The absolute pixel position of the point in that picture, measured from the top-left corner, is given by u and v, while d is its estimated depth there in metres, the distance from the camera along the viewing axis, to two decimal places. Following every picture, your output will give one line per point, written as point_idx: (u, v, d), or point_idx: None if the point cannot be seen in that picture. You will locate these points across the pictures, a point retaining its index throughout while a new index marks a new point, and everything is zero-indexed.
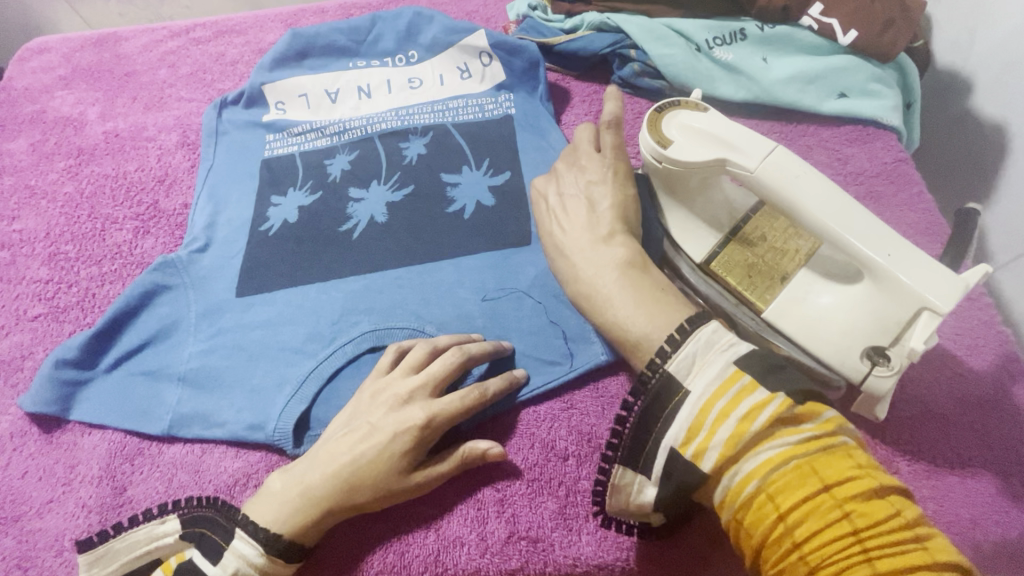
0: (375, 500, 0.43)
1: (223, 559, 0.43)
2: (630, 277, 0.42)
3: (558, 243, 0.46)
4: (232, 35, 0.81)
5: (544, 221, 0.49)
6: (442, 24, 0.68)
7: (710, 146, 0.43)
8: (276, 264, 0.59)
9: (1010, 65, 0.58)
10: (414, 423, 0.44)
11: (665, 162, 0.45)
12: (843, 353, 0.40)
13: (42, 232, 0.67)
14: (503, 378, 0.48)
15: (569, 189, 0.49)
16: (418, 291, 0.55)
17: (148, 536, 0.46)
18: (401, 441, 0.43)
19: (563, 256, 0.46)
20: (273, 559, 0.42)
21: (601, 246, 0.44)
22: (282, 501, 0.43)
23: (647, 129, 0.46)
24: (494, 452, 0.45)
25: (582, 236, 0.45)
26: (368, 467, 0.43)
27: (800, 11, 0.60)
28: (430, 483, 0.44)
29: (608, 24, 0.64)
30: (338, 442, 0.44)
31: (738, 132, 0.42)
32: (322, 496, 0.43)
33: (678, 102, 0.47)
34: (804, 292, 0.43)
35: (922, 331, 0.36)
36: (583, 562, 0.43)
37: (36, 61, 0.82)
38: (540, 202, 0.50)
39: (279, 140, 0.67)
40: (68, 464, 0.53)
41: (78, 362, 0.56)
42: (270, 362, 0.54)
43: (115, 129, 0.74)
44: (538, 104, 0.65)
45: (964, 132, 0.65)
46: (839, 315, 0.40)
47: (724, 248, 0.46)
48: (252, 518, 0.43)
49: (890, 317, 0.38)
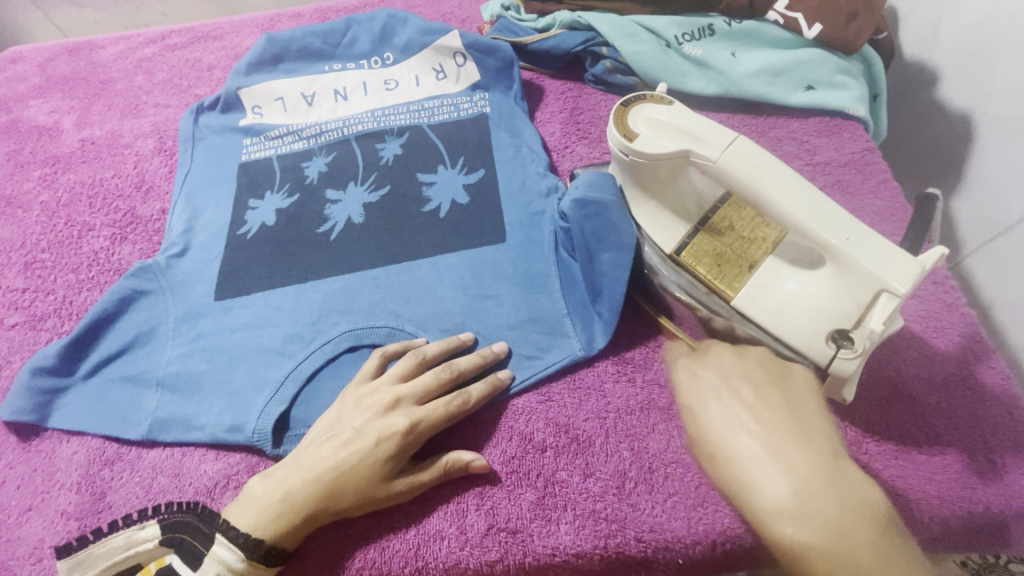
0: (357, 505, 0.43)
1: (202, 565, 0.43)
2: (879, 535, 0.33)
3: (751, 474, 0.35)
4: (208, 40, 0.81)
5: (708, 428, 0.38)
6: (416, 26, 0.69)
7: (674, 142, 0.44)
8: (255, 267, 0.59)
9: (973, 55, 0.60)
10: (399, 428, 0.44)
11: (632, 155, 0.46)
12: (809, 337, 0.41)
13: (18, 241, 0.66)
14: (488, 386, 0.48)
15: (744, 374, 0.39)
16: (397, 290, 0.55)
17: (127, 541, 0.46)
18: (383, 445, 0.44)
19: (763, 496, 0.35)
20: (253, 563, 0.42)
21: (837, 483, 0.34)
22: (261, 505, 0.43)
23: (614, 124, 0.47)
24: (478, 463, 0.46)
25: (804, 469, 0.34)
26: (349, 470, 0.43)
27: (765, 7, 0.61)
28: (410, 490, 0.44)
29: (580, 23, 0.65)
30: (320, 446, 0.45)
31: (702, 123, 0.43)
32: (303, 500, 0.43)
33: (644, 94, 0.48)
34: (771, 279, 0.44)
35: (881, 313, 0.37)
36: (561, 551, 0.44)
37: (10, 71, 0.82)
38: (694, 401, 0.40)
39: (256, 144, 0.67)
40: (47, 472, 0.53)
41: (56, 369, 0.56)
42: (250, 365, 0.54)
43: (91, 137, 0.73)
44: (512, 103, 0.66)
45: (931, 121, 0.66)
46: (805, 300, 0.42)
47: (693, 238, 0.47)
48: (232, 523, 0.43)
49: (852, 300, 0.39)
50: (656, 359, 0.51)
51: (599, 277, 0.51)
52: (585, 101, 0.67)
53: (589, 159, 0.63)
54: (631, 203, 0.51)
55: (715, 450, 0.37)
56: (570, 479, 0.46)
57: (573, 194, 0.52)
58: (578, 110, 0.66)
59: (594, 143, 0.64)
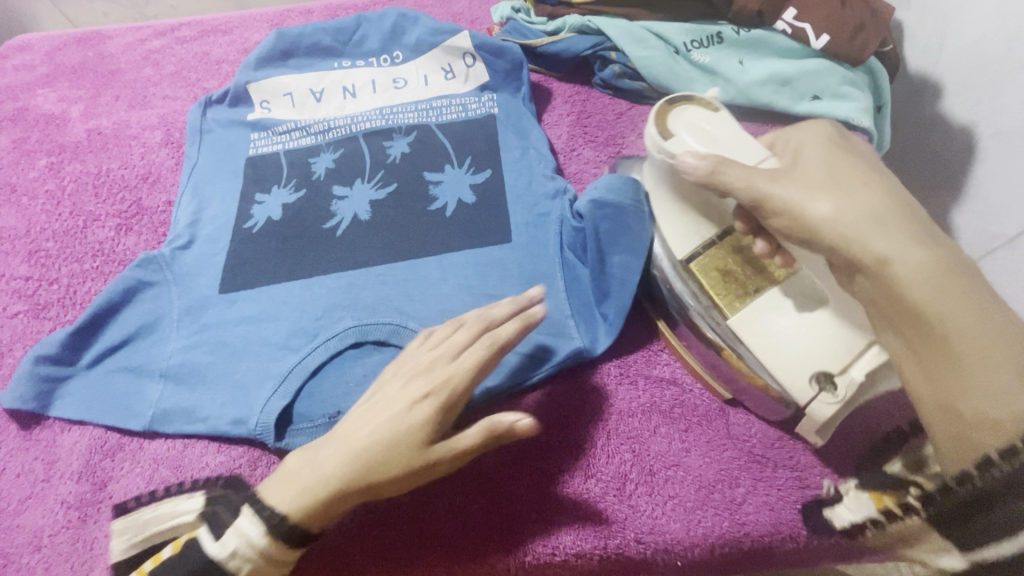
0: (394, 478, 0.40)
1: (224, 537, 0.41)
2: (967, 277, 0.35)
3: (848, 224, 0.38)
4: (217, 34, 0.81)
5: (817, 190, 0.40)
6: (426, 26, 0.69)
7: (706, 146, 0.46)
8: (260, 260, 0.59)
9: (975, 72, 0.60)
10: (440, 390, 0.42)
11: (665, 152, 0.47)
12: (795, 375, 0.42)
13: (22, 229, 0.66)
14: (519, 323, 0.45)
15: (835, 155, 0.42)
16: (402, 288, 0.56)
17: (170, 511, 0.47)
18: (423, 407, 0.41)
19: (873, 236, 0.37)
20: (275, 540, 0.40)
21: (927, 241, 0.37)
22: (293, 482, 0.41)
23: (653, 120, 0.48)
24: (521, 423, 0.40)
25: (922, 228, 0.37)
26: (380, 441, 0.40)
27: (774, 16, 0.62)
28: (450, 460, 0.40)
29: (590, 27, 0.66)
30: (358, 415, 0.42)
31: (736, 138, 0.46)
32: (333, 475, 0.40)
33: (691, 98, 0.49)
34: (772, 309, 0.44)
35: (868, 364, 0.41)
36: (561, 550, 0.44)
37: (17, 59, 0.81)
38: (805, 161, 0.42)
39: (264, 139, 0.67)
40: (47, 461, 0.53)
41: (58, 359, 0.56)
42: (254, 358, 0.54)
43: (98, 127, 0.73)
44: (519, 104, 0.66)
45: (932, 133, 0.67)
46: (804, 336, 0.43)
47: (706, 250, 0.47)
48: (263, 500, 0.41)
49: (845, 345, 0.41)
50: (657, 361, 0.52)
51: (608, 278, 0.52)
52: (592, 105, 0.67)
53: (596, 162, 0.64)
54: (655, 207, 0.51)
55: (836, 188, 0.39)
56: (572, 479, 0.46)
57: (591, 195, 0.54)
58: (585, 114, 0.67)
59: (600, 145, 0.65)
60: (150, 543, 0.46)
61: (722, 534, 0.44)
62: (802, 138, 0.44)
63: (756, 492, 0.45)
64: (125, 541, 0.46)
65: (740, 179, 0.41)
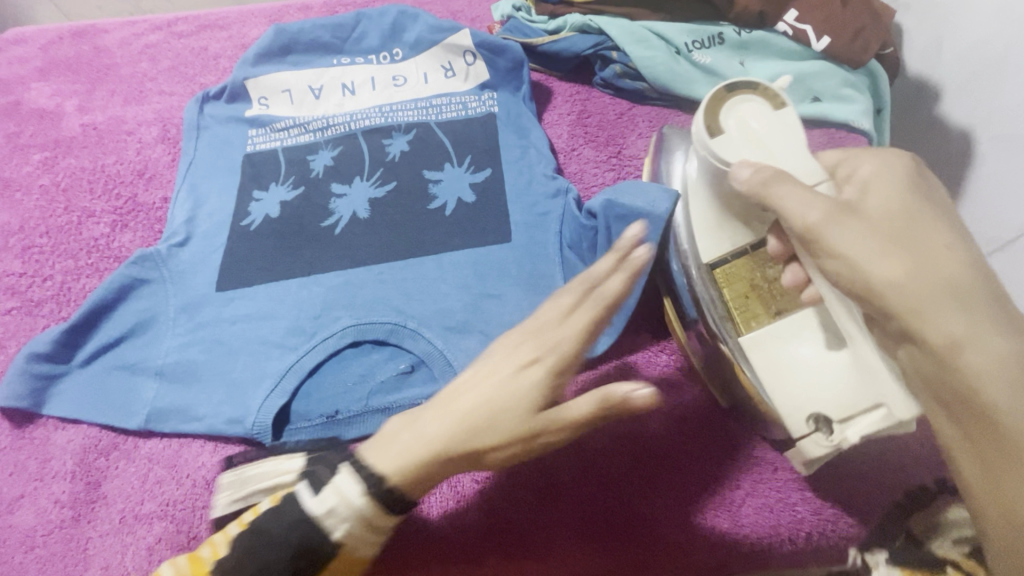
0: (502, 446, 0.36)
1: (324, 492, 0.39)
2: None
3: (919, 295, 0.33)
4: (215, 29, 0.80)
5: (885, 245, 0.34)
6: (426, 23, 0.69)
7: (760, 150, 0.40)
8: (257, 258, 0.58)
9: (974, 76, 0.61)
10: (549, 355, 0.36)
11: (707, 152, 0.42)
12: (795, 406, 0.42)
13: (16, 225, 0.65)
14: (626, 274, 0.38)
15: (904, 192, 0.36)
16: (401, 287, 0.55)
17: (273, 470, 0.46)
18: (532, 373, 0.36)
19: (945, 314, 0.32)
20: (374, 501, 0.38)
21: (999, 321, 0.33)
22: (397, 444, 0.38)
23: (704, 110, 0.42)
24: (639, 396, 0.35)
25: (993, 301, 0.33)
26: (486, 408, 0.36)
27: (775, 18, 0.62)
28: (559, 433, 0.36)
29: (591, 26, 0.65)
30: (461, 379, 0.38)
31: (792, 144, 0.39)
32: (439, 439, 0.37)
33: (756, 84, 0.42)
34: (790, 336, 0.43)
35: (868, 424, 0.39)
36: (557, 551, 0.45)
37: (11, 52, 0.80)
38: (869, 196, 0.36)
39: (262, 136, 0.67)
40: (40, 460, 0.52)
41: (52, 356, 0.55)
42: (250, 356, 0.54)
43: (93, 122, 0.73)
44: (520, 103, 0.66)
45: (931, 136, 0.67)
46: (814, 373, 0.42)
47: (736, 259, 0.45)
48: (364, 460, 0.39)
49: (852, 395, 0.40)
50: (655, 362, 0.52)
51: None
52: (593, 105, 0.67)
53: (596, 162, 0.64)
54: (692, 200, 0.47)
55: (912, 246, 0.34)
56: (570, 482, 0.46)
57: (605, 194, 0.52)
58: (586, 113, 0.67)
59: (601, 144, 0.65)
60: (248, 498, 0.45)
61: (715, 535, 0.45)
62: (869, 161, 0.38)
63: (754, 494, 0.45)
64: (229, 496, 0.46)
65: (800, 214, 0.35)
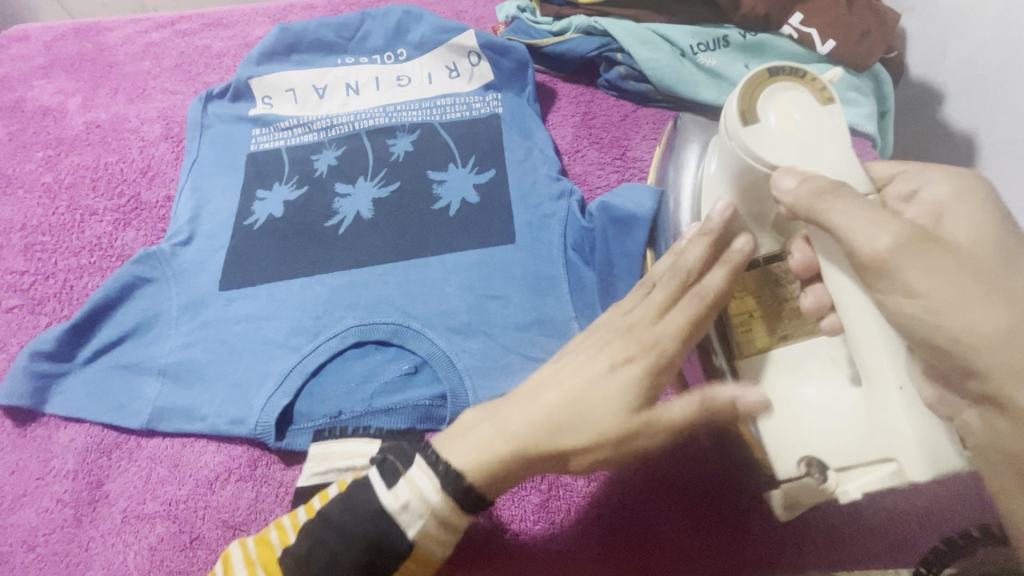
0: (592, 445, 0.35)
1: (398, 484, 0.37)
2: None
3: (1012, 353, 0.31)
4: (218, 28, 0.80)
5: (982, 295, 0.32)
6: (430, 24, 0.69)
7: (798, 146, 0.36)
8: (261, 257, 0.58)
9: (977, 80, 0.61)
10: (645, 355, 0.36)
11: (740, 142, 0.37)
12: (792, 444, 0.38)
13: (18, 222, 0.65)
14: (725, 269, 0.38)
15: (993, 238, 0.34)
16: (404, 288, 0.55)
17: (353, 451, 0.47)
18: (629, 371, 0.35)
19: None
20: (450, 501, 0.36)
21: None
22: (477, 440, 0.36)
23: (741, 93, 0.37)
24: None
25: None
26: (580, 404, 0.35)
27: (780, 20, 0.62)
28: (660, 431, 0.35)
29: (596, 28, 0.65)
30: (543, 376, 0.37)
31: (831, 142, 0.36)
32: (527, 435, 0.35)
33: (800, 70, 0.37)
34: (796, 371, 0.40)
35: (872, 478, 0.36)
36: (560, 554, 0.46)
37: (14, 49, 0.80)
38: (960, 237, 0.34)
39: (266, 135, 0.66)
40: (42, 458, 0.52)
41: (54, 354, 0.55)
42: (253, 356, 0.54)
43: (96, 120, 0.72)
44: (524, 104, 0.66)
45: (934, 140, 0.67)
46: (816, 412, 0.38)
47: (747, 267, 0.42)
48: (439, 453, 0.36)
49: (856, 445, 0.36)
50: None
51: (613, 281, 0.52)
52: (597, 106, 0.67)
53: (600, 164, 0.64)
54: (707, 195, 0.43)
55: (989, 287, 0.32)
56: (575, 484, 0.48)
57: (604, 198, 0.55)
58: (590, 115, 0.67)
59: (605, 146, 0.65)
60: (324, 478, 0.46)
61: (713, 542, 0.45)
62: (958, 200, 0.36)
63: None
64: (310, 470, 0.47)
65: (867, 242, 0.32)
